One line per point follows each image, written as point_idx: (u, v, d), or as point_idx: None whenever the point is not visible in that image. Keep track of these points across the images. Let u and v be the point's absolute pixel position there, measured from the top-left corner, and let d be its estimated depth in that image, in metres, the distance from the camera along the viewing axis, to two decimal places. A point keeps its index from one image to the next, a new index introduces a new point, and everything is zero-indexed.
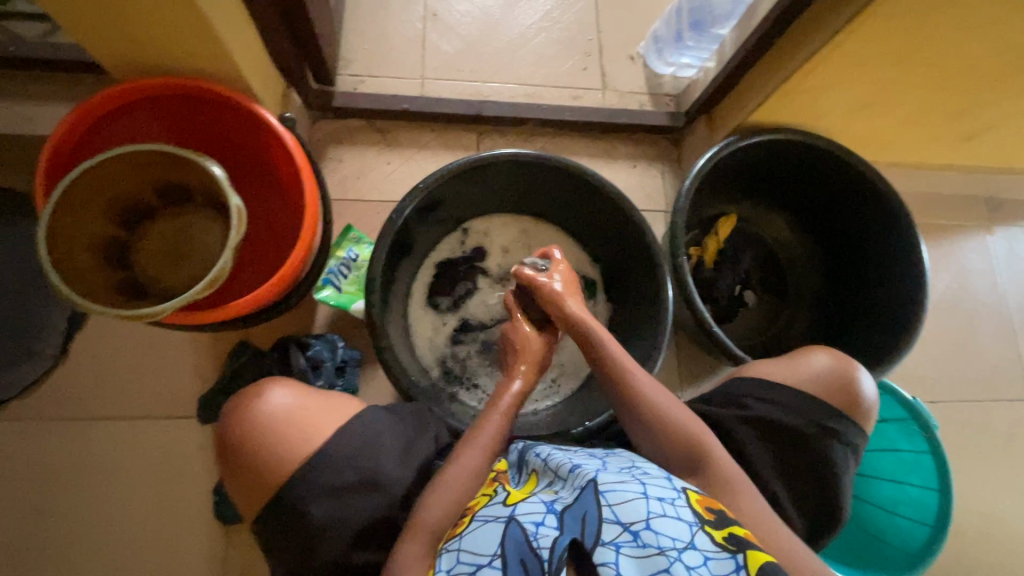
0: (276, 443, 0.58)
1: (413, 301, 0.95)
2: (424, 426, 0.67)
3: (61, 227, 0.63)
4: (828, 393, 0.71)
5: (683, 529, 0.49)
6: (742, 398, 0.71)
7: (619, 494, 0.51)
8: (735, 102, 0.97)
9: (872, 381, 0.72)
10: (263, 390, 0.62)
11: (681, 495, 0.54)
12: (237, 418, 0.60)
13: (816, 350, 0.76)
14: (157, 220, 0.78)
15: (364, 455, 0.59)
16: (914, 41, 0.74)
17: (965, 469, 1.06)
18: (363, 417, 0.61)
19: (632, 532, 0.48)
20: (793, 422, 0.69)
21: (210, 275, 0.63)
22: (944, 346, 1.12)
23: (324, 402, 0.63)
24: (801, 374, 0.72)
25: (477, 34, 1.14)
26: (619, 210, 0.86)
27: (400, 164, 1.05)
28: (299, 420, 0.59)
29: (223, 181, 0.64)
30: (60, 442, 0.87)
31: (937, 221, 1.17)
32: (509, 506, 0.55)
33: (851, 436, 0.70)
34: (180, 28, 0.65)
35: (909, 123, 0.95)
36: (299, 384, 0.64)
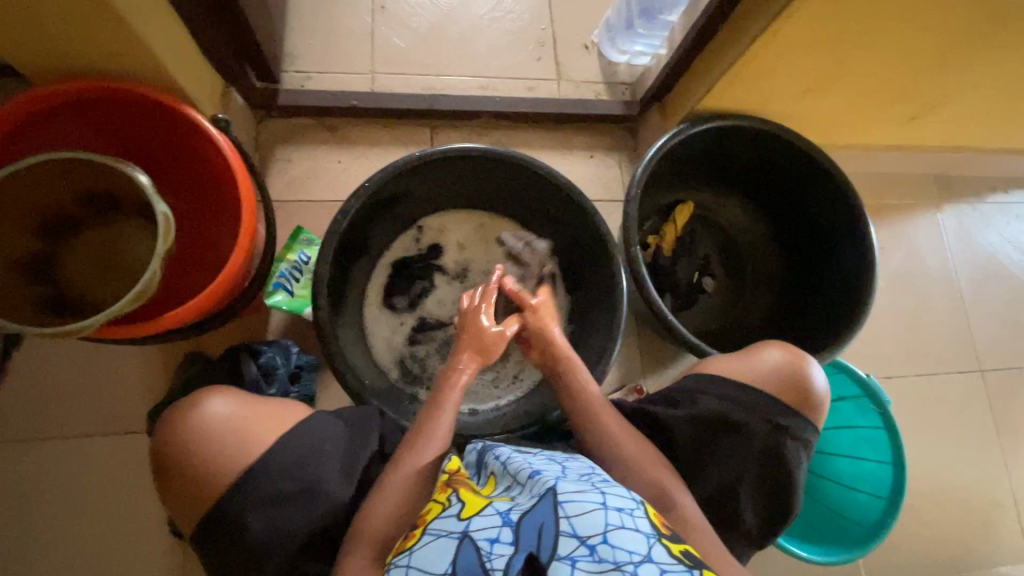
0: (212, 452, 0.59)
1: (369, 303, 0.93)
2: (367, 432, 0.68)
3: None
4: (778, 389, 0.73)
5: (640, 541, 0.48)
6: (697, 395, 0.73)
7: (577, 505, 0.51)
8: (685, 89, 0.97)
9: (823, 375, 0.74)
10: (201, 400, 0.62)
11: (639, 506, 0.53)
12: (172, 428, 0.61)
13: (767, 346, 0.77)
14: (84, 230, 0.74)
15: (303, 464, 0.61)
16: (851, 24, 0.75)
17: (920, 442, 1.09)
18: (304, 425, 0.63)
19: (589, 546, 0.46)
20: (746, 420, 0.70)
21: (139, 287, 0.60)
22: (898, 323, 1.15)
23: (265, 411, 0.63)
24: (754, 370, 0.74)
25: (428, 26, 1.12)
26: (570, 201, 0.85)
27: (352, 162, 1.03)
28: (236, 429, 0.60)
29: (150, 190, 0.62)
30: (1, 464, 0.83)
31: (888, 201, 1.20)
32: (463, 520, 0.52)
33: (804, 432, 0.71)
34: (91, 23, 0.61)
35: (855, 106, 0.96)
36: (240, 393, 0.65)
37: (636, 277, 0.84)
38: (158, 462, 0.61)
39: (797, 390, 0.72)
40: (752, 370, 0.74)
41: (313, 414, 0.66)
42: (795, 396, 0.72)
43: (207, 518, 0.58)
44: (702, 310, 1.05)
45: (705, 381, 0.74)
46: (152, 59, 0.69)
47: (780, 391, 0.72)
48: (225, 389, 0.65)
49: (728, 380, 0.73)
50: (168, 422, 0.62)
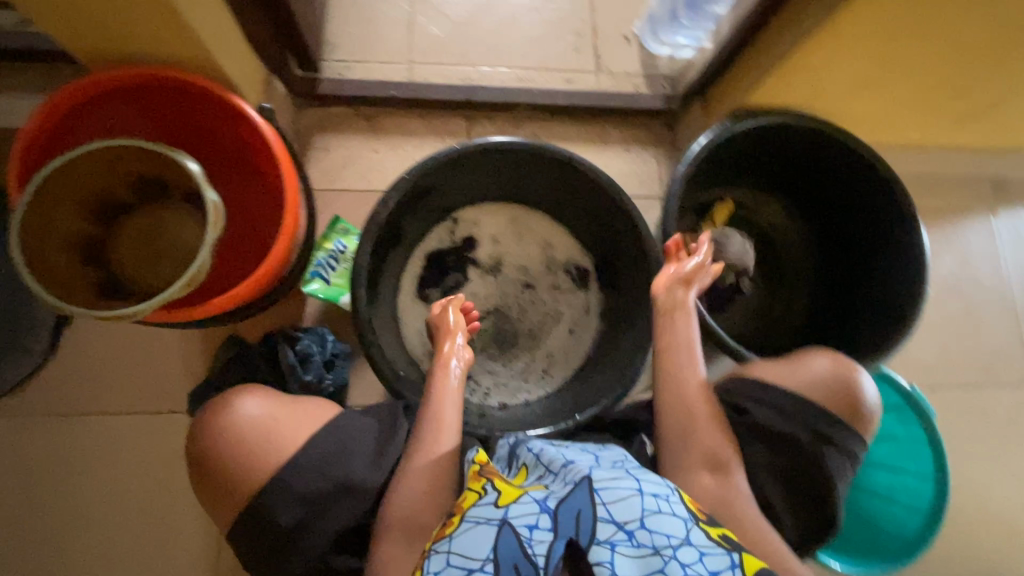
0: (250, 450, 0.61)
1: (402, 294, 0.94)
2: (394, 424, 0.68)
3: (33, 227, 0.62)
4: (828, 399, 0.70)
5: (678, 526, 0.48)
6: (741, 402, 0.72)
7: (613, 492, 0.51)
8: (730, 84, 0.94)
9: (872, 385, 0.73)
10: (232, 400, 0.64)
11: (674, 492, 0.53)
12: (210, 428, 0.63)
13: (817, 354, 0.76)
14: (134, 217, 0.76)
15: (337, 459, 0.62)
16: (914, 19, 0.71)
17: (962, 455, 1.05)
18: (336, 423, 0.64)
19: (627, 532, 0.47)
20: (790, 428, 0.68)
21: (188, 274, 0.61)
22: (945, 332, 1.11)
23: (292, 411, 0.65)
24: (803, 375, 0.73)
25: (466, 16, 1.11)
26: (609, 197, 0.84)
27: (388, 152, 1.03)
28: (272, 425, 0.62)
29: (200, 179, 0.63)
30: (52, 437, 0.87)
31: (939, 204, 1.14)
32: (501, 507, 0.52)
33: (852, 444, 0.69)
34: (143, 12, 0.62)
35: (910, 105, 0.92)
36: (271, 393, 0.67)
37: None
38: (197, 460, 0.63)
39: (847, 400, 0.70)
40: (799, 377, 0.73)
41: (341, 412, 0.67)
42: (845, 406, 0.70)
43: (243, 512, 0.60)
44: (738, 312, 1.03)
45: (755, 386, 0.73)
46: (201, 49, 0.70)
47: (831, 403, 0.70)
48: (257, 388, 0.67)
49: (778, 387, 0.71)
50: (203, 421, 0.64)
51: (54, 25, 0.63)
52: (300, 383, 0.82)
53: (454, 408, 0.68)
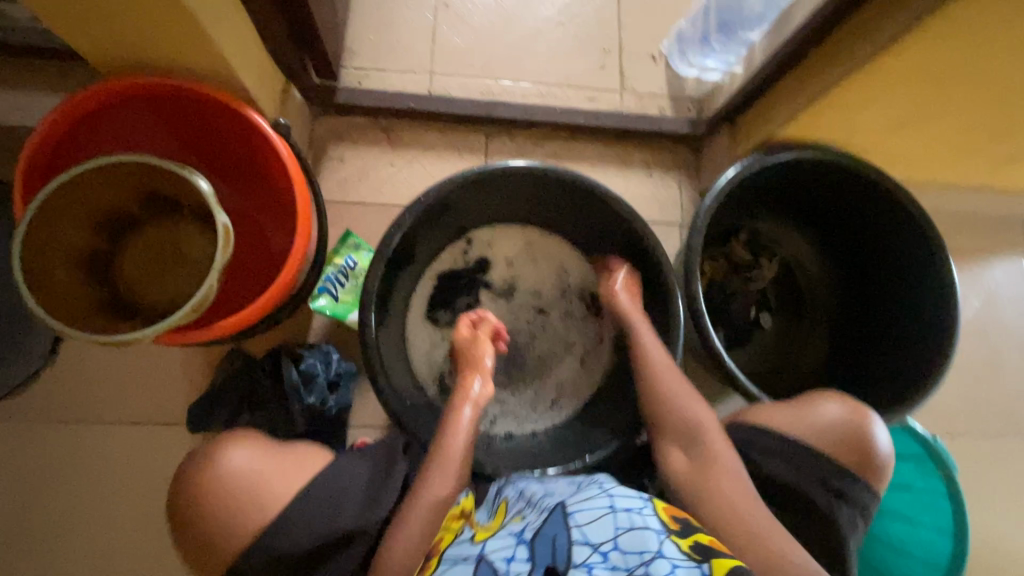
0: (235, 508, 0.58)
1: (411, 315, 0.91)
2: (393, 463, 0.68)
3: (36, 242, 0.60)
4: (839, 450, 0.67)
5: (650, 538, 0.48)
6: (746, 451, 0.69)
7: (587, 513, 0.51)
8: (760, 114, 0.91)
9: (885, 433, 0.69)
10: (219, 452, 0.61)
11: (647, 504, 0.53)
12: (191, 481, 0.60)
13: (828, 397, 0.72)
14: (142, 229, 0.75)
15: (330, 510, 0.60)
16: (963, 63, 0.67)
17: (980, 507, 1.02)
18: (328, 474, 0.62)
19: (602, 553, 0.47)
20: (796, 481, 0.66)
21: (195, 299, 0.60)
22: (968, 377, 1.07)
23: (282, 463, 0.62)
24: (812, 422, 0.69)
25: (490, 27, 1.08)
26: (630, 228, 0.80)
27: (404, 165, 1.01)
28: (260, 481, 0.59)
29: (211, 198, 0.61)
30: (49, 444, 0.85)
31: (971, 243, 1.10)
32: (476, 545, 0.55)
33: (863, 498, 0.66)
34: (160, 22, 0.60)
35: (949, 145, 0.88)
36: (260, 441, 0.63)
37: (695, 312, 0.79)
38: (177, 515, 0.60)
39: (861, 449, 0.67)
40: (809, 425, 0.69)
41: (332, 461, 0.65)
42: (857, 455, 0.67)
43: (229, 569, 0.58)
44: (756, 348, 1.00)
45: (762, 435, 0.69)
46: (221, 61, 0.68)
47: (842, 453, 0.67)
48: (241, 433, 0.63)
49: (787, 438, 0.68)
50: (185, 473, 0.61)
51: (70, 33, 0.61)
52: (303, 406, 0.81)
53: (465, 434, 0.66)
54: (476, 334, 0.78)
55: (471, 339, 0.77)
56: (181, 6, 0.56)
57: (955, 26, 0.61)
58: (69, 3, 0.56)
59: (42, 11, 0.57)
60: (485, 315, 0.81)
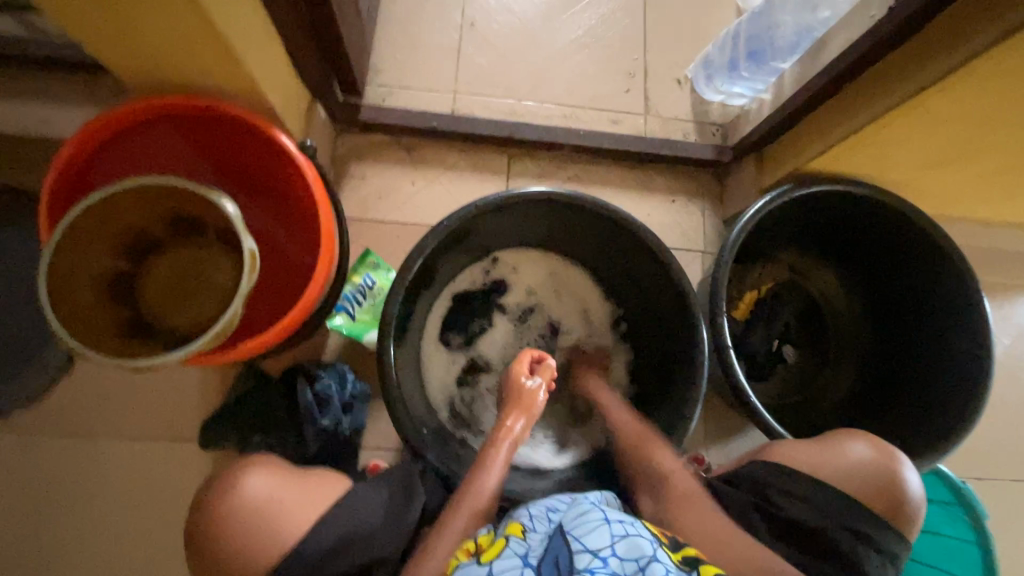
0: (253, 539, 0.56)
1: (427, 336, 0.90)
2: (412, 493, 0.65)
3: (62, 264, 0.61)
4: (864, 493, 0.64)
5: (644, 544, 0.49)
6: (767, 490, 0.66)
7: (584, 526, 0.52)
8: (789, 145, 0.89)
9: (916, 476, 0.66)
10: (237, 477, 0.60)
11: (637, 520, 0.55)
12: (209, 508, 0.59)
13: (853, 437, 0.69)
14: (166, 250, 0.75)
15: (351, 541, 0.59)
16: (1006, 105, 0.66)
17: (1008, 555, 0.98)
18: (347, 500, 0.61)
19: (602, 558, 0.48)
20: (823, 525, 0.62)
21: (219, 325, 0.60)
22: (998, 419, 1.03)
23: (300, 489, 0.61)
24: (838, 463, 0.66)
25: (515, 48, 1.07)
26: (654, 258, 0.79)
27: (425, 184, 1.00)
28: (279, 511, 0.58)
29: (237, 222, 0.62)
30: (60, 456, 0.85)
31: (1003, 279, 1.06)
32: (483, 565, 0.51)
33: (893, 545, 0.63)
34: (193, 43, 0.60)
35: (985, 183, 0.86)
36: (274, 467, 0.63)
37: (718, 344, 0.77)
38: (196, 545, 0.59)
39: (889, 494, 0.64)
40: (834, 466, 0.66)
41: (350, 486, 0.64)
42: (885, 499, 0.64)
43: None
44: (777, 382, 0.97)
45: (784, 475, 0.66)
46: (250, 81, 0.68)
47: (869, 497, 0.64)
48: (259, 460, 0.63)
49: (812, 479, 0.65)
50: (204, 503, 0.60)
51: (104, 52, 0.61)
52: (317, 428, 0.80)
53: (497, 474, 0.67)
54: (533, 376, 0.77)
55: (521, 375, 0.76)
56: (214, 28, 0.56)
57: (1000, 68, 0.59)
58: (105, 22, 0.56)
59: (78, 32, 0.58)
60: (541, 354, 0.80)
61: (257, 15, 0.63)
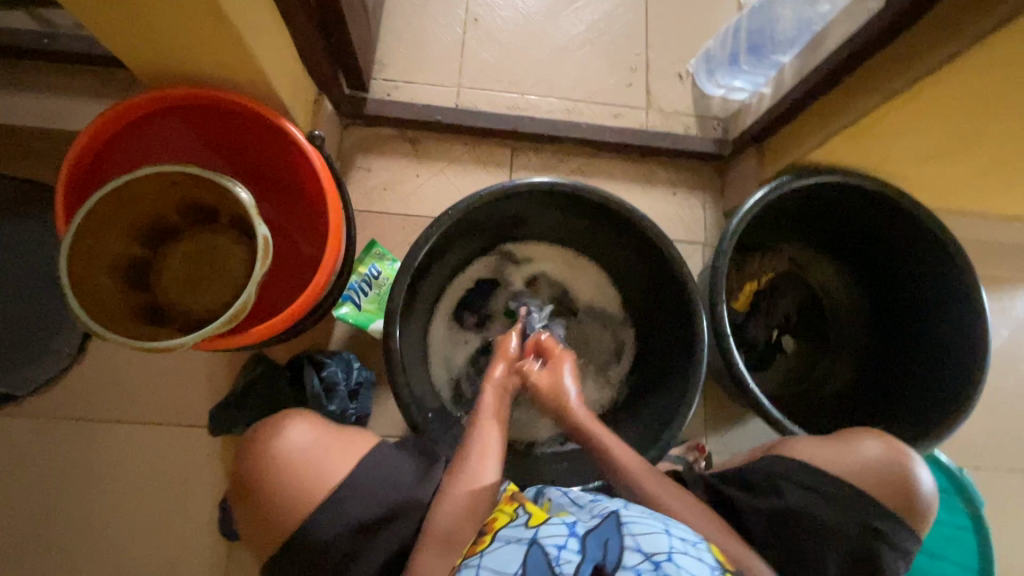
0: (294, 479, 0.60)
1: (438, 316, 0.92)
2: (433, 458, 0.66)
3: (82, 249, 0.63)
4: (879, 490, 0.63)
5: (702, 569, 0.48)
6: (781, 484, 0.65)
7: (641, 526, 0.51)
8: (789, 137, 0.91)
9: (928, 473, 0.65)
10: (281, 426, 0.63)
11: (703, 542, 0.53)
12: (256, 451, 0.62)
13: (867, 434, 0.68)
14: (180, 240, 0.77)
15: (386, 486, 0.61)
16: (1002, 96, 0.67)
17: (1004, 544, 0.99)
18: (379, 451, 0.63)
19: (654, 562, 0.46)
20: (836, 521, 0.62)
21: (234, 308, 0.63)
22: (996, 410, 1.04)
23: (340, 440, 0.63)
24: (852, 460, 0.65)
25: (519, 43, 1.09)
26: (656, 247, 0.80)
27: (429, 177, 1.02)
28: (321, 456, 0.61)
29: (252, 208, 0.65)
30: (73, 441, 0.87)
31: (1002, 272, 1.07)
32: (530, 528, 0.53)
33: (904, 540, 0.62)
34: (205, 37, 0.62)
35: (983, 175, 0.87)
36: (317, 420, 0.65)
37: (718, 332, 0.79)
38: (242, 487, 0.62)
39: (903, 490, 0.63)
40: (847, 463, 0.65)
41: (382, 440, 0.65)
42: (900, 495, 0.63)
43: (291, 544, 0.58)
44: (778, 371, 0.99)
45: (792, 464, 0.67)
46: (260, 73, 0.69)
47: (883, 492, 0.63)
48: (303, 412, 0.66)
49: (823, 472, 0.65)
50: (248, 449, 0.63)
51: (118, 46, 0.63)
52: (323, 414, 0.81)
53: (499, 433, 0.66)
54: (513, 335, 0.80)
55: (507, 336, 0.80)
56: (226, 19, 0.58)
57: (995, 58, 0.61)
58: (120, 17, 0.58)
59: (93, 24, 0.60)
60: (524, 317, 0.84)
61: (267, 10, 0.65)
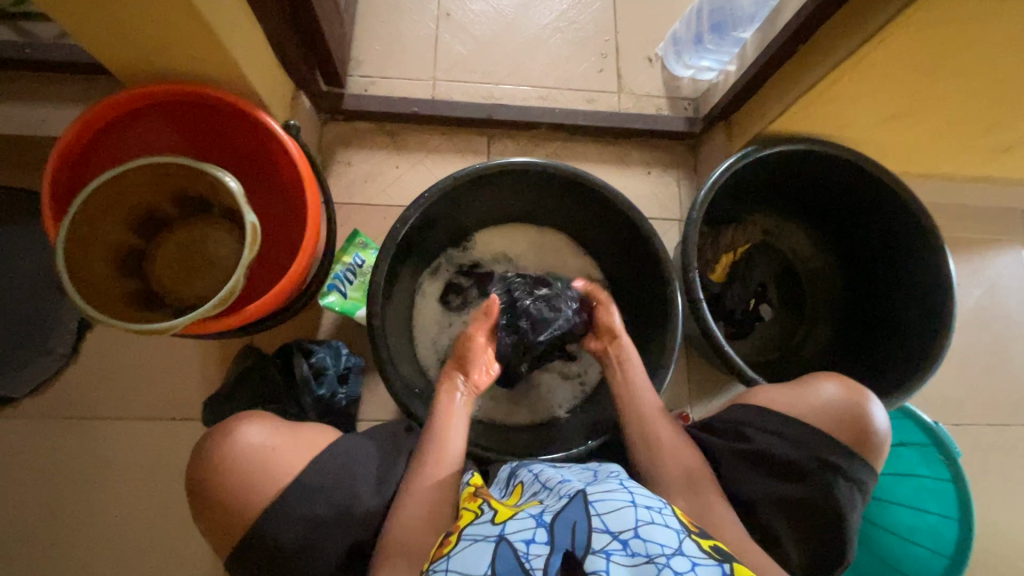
0: (247, 480, 0.61)
1: (423, 300, 0.95)
2: (400, 449, 0.70)
3: (77, 238, 0.68)
4: (836, 427, 0.66)
5: (670, 536, 0.49)
6: (743, 428, 0.69)
7: (607, 503, 0.52)
8: (755, 108, 0.94)
9: (884, 413, 0.68)
10: (235, 428, 0.64)
11: (667, 505, 0.54)
12: (209, 455, 0.64)
13: (826, 378, 0.71)
14: (173, 231, 0.82)
15: (344, 478, 0.64)
16: (947, 53, 0.70)
17: (986, 495, 1.02)
18: (337, 446, 0.66)
19: (621, 541, 0.48)
20: (792, 457, 0.64)
21: (222, 293, 0.66)
22: (971, 366, 1.07)
23: (295, 439, 0.65)
24: (810, 402, 0.68)
25: (491, 35, 1.11)
26: (628, 220, 0.83)
27: (409, 168, 1.04)
28: (274, 455, 0.63)
29: (240, 197, 0.68)
30: (71, 439, 0.88)
31: (971, 234, 1.11)
32: (497, 524, 0.54)
33: (862, 473, 0.65)
34: (179, 34, 0.64)
35: (941, 136, 0.90)
36: (273, 420, 0.67)
37: (692, 298, 0.81)
38: (197, 490, 0.63)
39: (856, 428, 0.66)
40: (804, 404, 0.68)
41: (341, 436, 0.68)
42: (853, 432, 0.66)
43: (245, 541, 0.60)
44: (756, 338, 1.01)
45: (755, 411, 0.69)
46: (237, 69, 0.72)
47: (836, 429, 0.66)
48: (258, 414, 0.68)
49: (782, 415, 0.67)
50: (203, 452, 0.64)
51: (96, 47, 0.65)
52: (314, 399, 0.83)
53: (461, 420, 0.70)
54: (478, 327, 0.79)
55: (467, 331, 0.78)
56: (199, 15, 0.60)
57: (935, 14, 0.63)
58: (94, 14, 0.59)
59: (70, 27, 0.62)
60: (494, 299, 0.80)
61: (240, 5, 0.67)
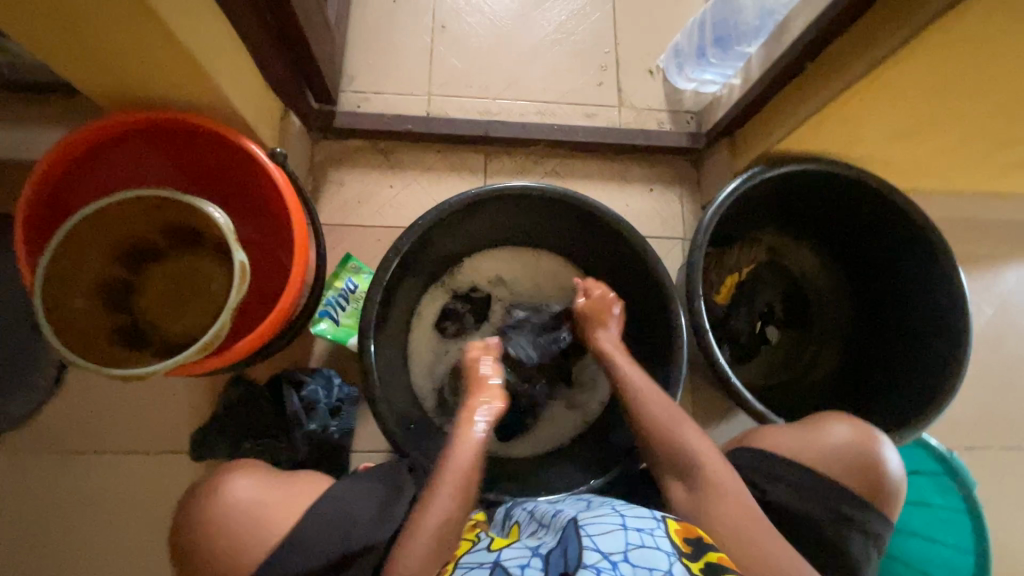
0: (235, 538, 0.58)
1: (419, 329, 0.92)
2: (400, 486, 0.67)
3: (58, 273, 0.65)
4: (847, 476, 0.64)
5: (660, 557, 0.46)
6: (751, 476, 0.65)
7: (598, 527, 0.50)
8: (760, 126, 0.91)
9: (896, 454, 0.65)
10: (223, 483, 0.61)
11: (660, 525, 0.51)
12: (195, 517, 0.60)
13: (836, 419, 0.68)
14: (164, 261, 0.79)
15: (340, 529, 0.60)
16: (962, 72, 0.67)
17: (1002, 521, 0.99)
18: (332, 496, 0.62)
19: (611, 561, 0.45)
20: (807, 508, 0.62)
21: (206, 337, 0.64)
22: (984, 387, 1.04)
23: (286, 491, 0.62)
24: (823, 447, 0.65)
25: (487, 47, 1.08)
26: (629, 245, 0.79)
27: (403, 187, 1.01)
28: (262, 509, 0.59)
29: (228, 232, 0.65)
30: (55, 474, 0.85)
31: (983, 250, 1.07)
32: (493, 552, 0.54)
33: (876, 525, 0.62)
34: (157, 60, 0.61)
35: (955, 153, 0.87)
36: (262, 471, 0.64)
37: (696, 327, 0.77)
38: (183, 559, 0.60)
39: (867, 478, 0.63)
40: (819, 450, 0.65)
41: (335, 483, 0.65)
42: (867, 480, 0.63)
43: None
44: (762, 361, 0.98)
45: (766, 457, 0.65)
46: (220, 94, 0.69)
47: (844, 477, 0.63)
48: (246, 466, 0.64)
49: (790, 461, 0.64)
50: (187, 511, 0.61)
51: (72, 72, 0.62)
52: (305, 433, 0.81)
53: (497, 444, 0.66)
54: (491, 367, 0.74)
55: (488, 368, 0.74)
56: (175, 42, 0.57)
57: (952, 34, 0.61)
58: (63, 39, 0.56)
59: (43, 54, 0.59)
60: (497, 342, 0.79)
61: (223, 29, 0.64)
